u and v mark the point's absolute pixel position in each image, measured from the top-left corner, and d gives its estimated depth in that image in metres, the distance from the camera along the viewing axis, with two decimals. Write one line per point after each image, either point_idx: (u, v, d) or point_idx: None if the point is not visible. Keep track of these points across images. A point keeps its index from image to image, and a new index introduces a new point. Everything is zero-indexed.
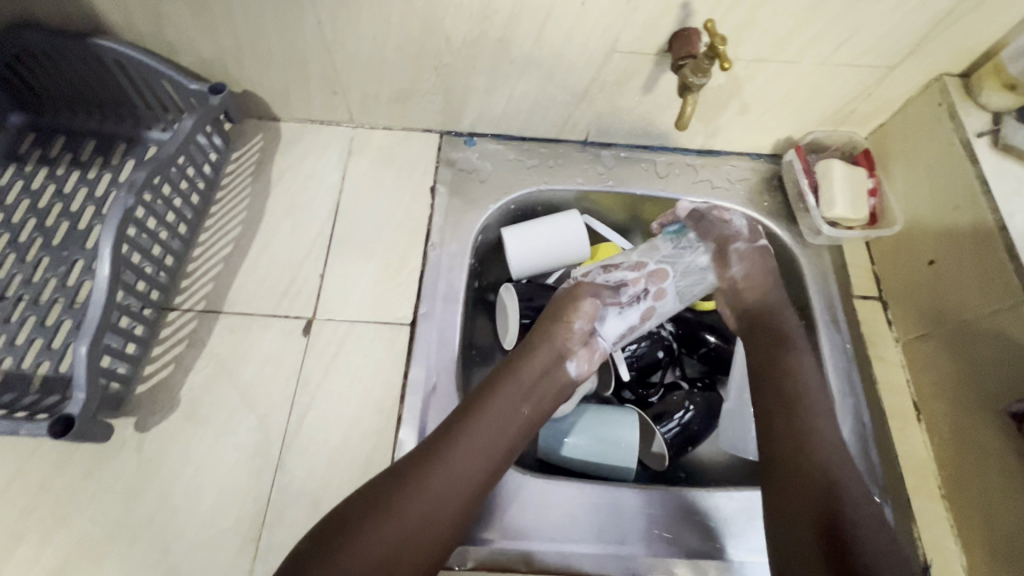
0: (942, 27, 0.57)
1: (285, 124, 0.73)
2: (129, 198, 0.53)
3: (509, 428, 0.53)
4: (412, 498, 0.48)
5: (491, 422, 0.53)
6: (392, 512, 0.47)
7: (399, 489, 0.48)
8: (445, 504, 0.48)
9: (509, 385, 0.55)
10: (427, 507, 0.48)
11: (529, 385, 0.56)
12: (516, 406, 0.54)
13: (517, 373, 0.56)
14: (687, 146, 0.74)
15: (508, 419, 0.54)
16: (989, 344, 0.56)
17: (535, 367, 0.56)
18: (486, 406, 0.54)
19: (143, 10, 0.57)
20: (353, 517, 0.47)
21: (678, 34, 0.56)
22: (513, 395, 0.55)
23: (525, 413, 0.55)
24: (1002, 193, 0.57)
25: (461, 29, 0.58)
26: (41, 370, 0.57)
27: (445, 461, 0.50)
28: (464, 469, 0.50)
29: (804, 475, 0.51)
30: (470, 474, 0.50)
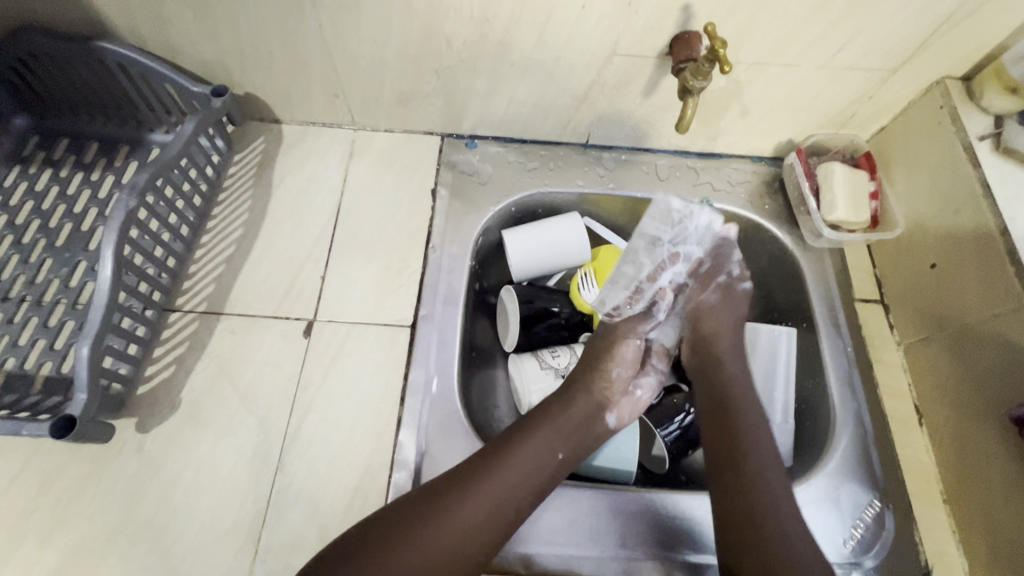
0: (942, 30, 0.57)
1: (287, 126, 0.73)
2: (131, 200, 0.53)
3: (541, 471, 0.53)
4: (436, 530, 0.48)
5: (523, 463, 0.53)
6: (417, 539, 0.47)
7: (425, 517, 0.48)
8: (468, 540, 0.49)
9: (548, 427, 0.56)
10: (451, 541, 0.48)
11: (568, 427, 0.56)
12: (553, 448, 0.55)
13: (561, 412, 0.57)
14: (687, 149, 0.74)
15: (542, 461, 0.54)
16: (991, 348, 0.55)
17: (578, 411, 0.58)
18: (523, 445, 0.54)
19: (147, 13, 0.57)
20: (367, 535, 0.47)
21: (678, 37, 0.56)
22: (551, 434, 0.55)
23: (561, 455, 0.55)
24: (1004, 196, 0.57)
25: (462, 33, 0.58)
26: (44, 371, 0.57)
27: (474, 497, 0.50)
28: (493, 505, 0.50)
29: (745, 499, 0.52)
30: (496, 513, 0.50)
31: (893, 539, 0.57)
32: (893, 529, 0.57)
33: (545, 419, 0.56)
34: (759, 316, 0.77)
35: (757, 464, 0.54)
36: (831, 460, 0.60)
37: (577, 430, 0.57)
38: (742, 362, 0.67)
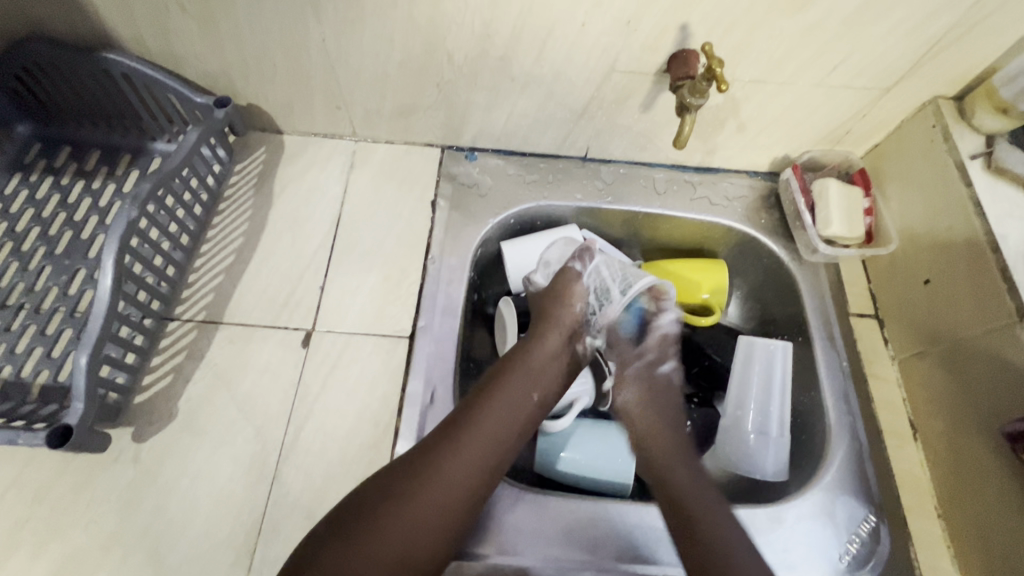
0: (935, 51, 0.58)
1: (288, 136, 0.74)
2: (133, 210, 0.54)
3: (523, 410, 0.55)
4: (432, 486, 0.49)
5: (502, 414, 0.54)
6: (416, 498, 0.48)
7: (418, 476, 0.49)
8: (466, 489, 0.50)
9: (524, 371, 0.57)
10: (450, 492, 0.49)
11: (539, 371, 0.58)
12: (527, 390, 0.56)
13: (530, 356, 0.58)
14: (685, 163, 0.75)
15: (520, 401, 0.55)
16: (984, 364, 0.56)
17: (546, 351, 0.59)
18: (496, 391, 0.55)
19: (152, 25, 0.58)
20: (364, 511, 0.47)
21: (676, 54, 0.57)
22: (529, 380, 0.57)
23: (537, 396, 0.57)
24: (996, 214, 0.58)
25: (463, 48, 0.59)
26: (40, 379, 0.57)
27: (462, 447, 0.51)
28: (482, 453, 0.52)
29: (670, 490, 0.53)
30: (487, 458, 0.52)
31: (888, 553, 0.57)
32: (888, 544, 0.57)
33: (518, 362, 0.58)
34: (755, 329, 0.78)
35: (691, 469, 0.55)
36: (827, 474, 0.60)
37: (550, 371, 0.59)
38: (741, 374, 0.66)
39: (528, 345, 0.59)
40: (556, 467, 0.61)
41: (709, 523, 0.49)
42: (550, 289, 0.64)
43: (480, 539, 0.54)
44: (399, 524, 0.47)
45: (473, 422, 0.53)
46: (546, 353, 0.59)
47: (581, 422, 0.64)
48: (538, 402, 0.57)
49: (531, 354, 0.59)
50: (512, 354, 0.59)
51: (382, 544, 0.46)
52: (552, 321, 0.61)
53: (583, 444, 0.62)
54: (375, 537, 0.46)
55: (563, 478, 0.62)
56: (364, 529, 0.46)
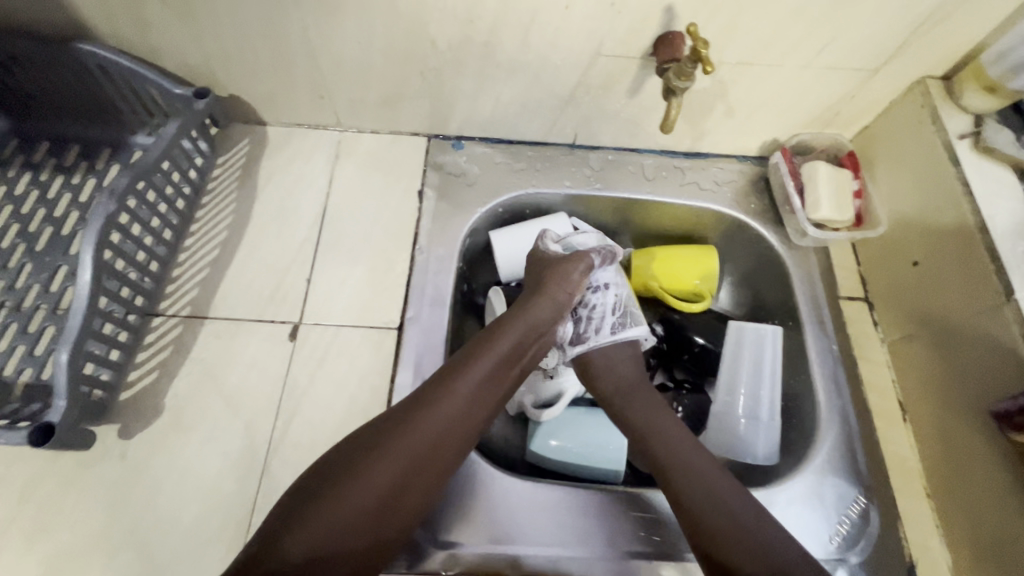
0: (924, 30, 0.57)
1: (271, 128, 0.73)
2: (111, 204, 0.53)
3: (504, 374, 0.55)
4: (412, 441, 0.49)
5: (482, 379, 0.54)
6: (391, 454, 0.48)
7: (395, 434, 0.49)
8: (442, 450, 0.50)
9: (511, 340, 0.57)
10: (427, 448, 0.49)
11: (523, 339, 0.57)
12: (511, 360, 0.56)
13: (517, 327, 0.57)
14: (674, 149, 0.75)
15: (503, 370, 0.55)
16: (973, 344, 0.56)
17: (532, 323, 0.58)
18: (483, 358, 0.55)
19: (126, 15, 0.57)
20: (346, 465, 0.47)
21: (662, 37, 0.57)
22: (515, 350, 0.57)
23: (518, 369, 0.57)
24: (984, 194, 0.58)
25: (447, 33, 0.58)
26: (24, 378, 0.56)
27: (443, 407, 0.51)
28: (461, 416, 0.52)
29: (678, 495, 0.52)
30: (465, 422, 0.52)
31: (878, 534, 0.57)
32: (878, 525, 0.58)
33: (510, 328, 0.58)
34: (746, 315, 0.78)
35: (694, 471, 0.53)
36: (817, 458, 0.60)
37: (536, 343, 0.59)
38: (732, 360, 0.66)
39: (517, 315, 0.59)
40: (547, 456, 0.61)
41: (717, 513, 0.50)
42: (548, 268, 0.62)
43: (469, 528, 0.54)
44: (375, 482, 0.46)
45: (454, 385, 0.52)
46: (533, 327, 0.58)
47: (573, 409, 0.64)
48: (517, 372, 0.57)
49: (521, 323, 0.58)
50: (503, 320, 0.58)
51: (358, 495, 0.46)
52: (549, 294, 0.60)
53: (573, 433, 0.61)
54: (353, 488, 0.46)
55: (555, 466, 0.61)
56: (346, 480, 0.46)
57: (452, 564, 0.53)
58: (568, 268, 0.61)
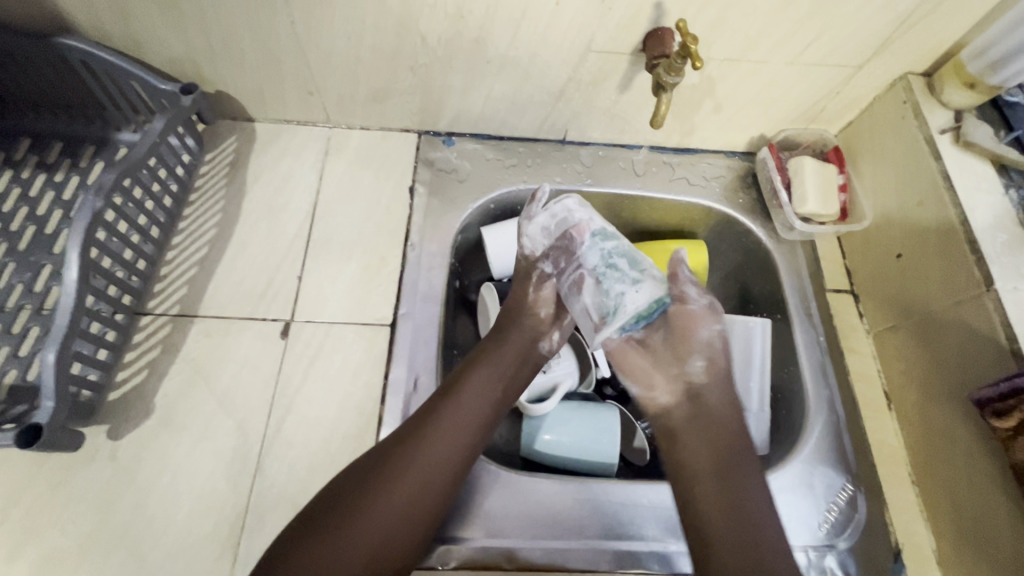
0: (904, 27, 0.58)
1: (260, 124, 0.72)
2: (97, 201, 0.52)
3: (490, 397, 0.55)
4: (392, 487, 0.48)
5: (466, 405, 0.54)
6: (379, 494, 0.48)
7: (380, 474, 0.49)
8: (430, 479, 0.50)
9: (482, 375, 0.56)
10: (410, 493, 0.49)
11: (504, 366, 0.58)
12: (491, 386, 0.56)
13: (492, 356, 0.58)
14: (663, 144, 0.75)
15: (483, 400, 0.55)
16: (954, 333, 0.57)
17: (510, 348, 0.59)
18: (454, 395, 0.54)
19: (109, 8, 0.56)
20: (328, 514, 0.47)
21: (652, 33, 0.57)
22: (487, 382, 0.56)
23: (492, 397, 0.56)
24: (965, 187, 0.59)
25: (437, 29, 0.58)
26: (8, 379, 0.55)
27: (415, 449, 0.50)
28: (437, 458, 0.51)
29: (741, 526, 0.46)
30: (443, 459, 0.51)
31: (866, 520, 0.59)
32: (865, 511, 0.59)
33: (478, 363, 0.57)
34: (735, 308, 0.79)
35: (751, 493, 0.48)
36: (805, 446, 0.61)
37: (514, 370, 0.58)
38: None
39: (482, 354, 0.58)
40: (540, 450, 0.62)
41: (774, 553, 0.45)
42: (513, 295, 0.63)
43: (468, 523, 0.54)
44: (366, 521, 0.46)
45: (439, 416, 0.52)
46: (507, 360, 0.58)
47: (570, 404, 0.64)
48: (494, 401, 0.56)
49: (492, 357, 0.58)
50: (474, 355, 0.58)
51: (348, 538, 0.46)
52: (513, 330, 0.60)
53: (570, 425, 0.62)
54: (337, 541, 0.45)
55: (554, 461, 0.62)
56: (330, 530, 0.46)
57: (448, 559, 0.53)
58: (524, 285, 0.63)
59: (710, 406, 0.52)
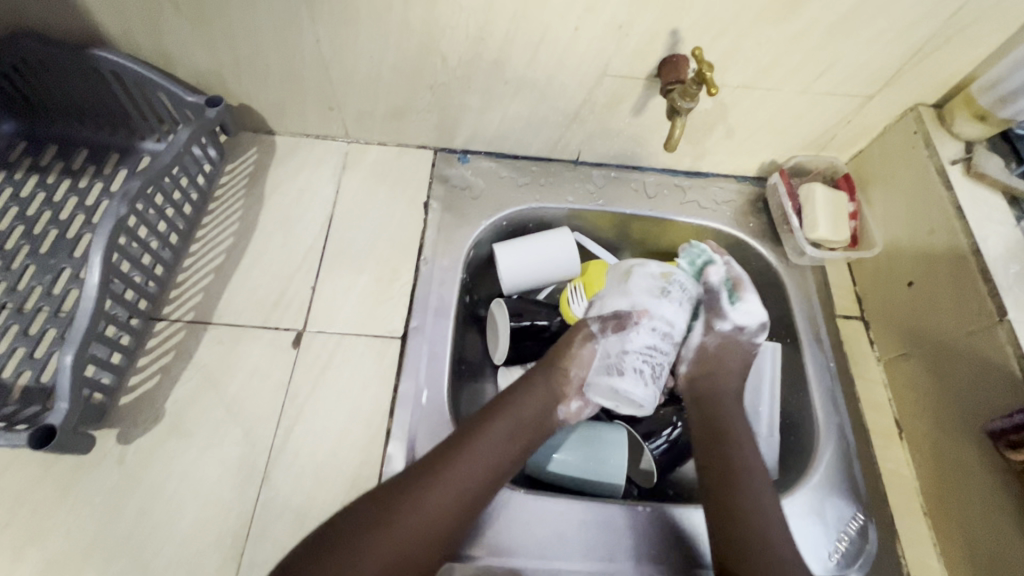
0: (915, 60, 0.59)
1: (280, 137, 0.74)
2: (122, 208, 0.53)
3: (507, 450, 0.54)
4: (412, 515, 0.48)
5: (484, 453, 0.53)
6: (389, 524, 0.47)
7: (394, 504, 0.48)
8: (439, 522, 0.49)
9: (508, 422, 0.56)
10: (422, 528, 0.48)
11: (527, 416, 0.57)
12: (508, 439, 0.55)
13: (518, 405, 0.57)
14: (675, 167, 0.76)
15: (500, 451, 0.54)
16: (967, 363, 0.57)
17: (535, 402, 0.58)
18: (473, 444, 0.53)
19: (142, 22, 0.58)
20: (334, 539, 0.46)
21: (667, 59, 0.58)
22: (508, 432, 0.55)
23: (512, 454, 0.55)
24: (976, 217, 0.59)
25: (458, 50, 0.60)
26: (23, 380, 0.56)
27: (436, 485, 0.50)
28: (451, 500, 0.50)
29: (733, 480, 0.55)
30: (457, 502, 0.50)
31: (876, 552, 0.58)
32: (876, 542, 0.58)
33: (498, 415, 0.56)
34: None
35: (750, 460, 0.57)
36: (816, 473, 0.61)
37: (533, 421, 0.57)
38: None
39: (510, 399, 0.58)
40: (546, 467, 0.61)
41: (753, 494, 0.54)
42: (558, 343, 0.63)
43: (474, 541, 0.54)
44: (374, 552, 0.46)
45: (455, 455, 0.52)
46: (525, 412, 0.57)
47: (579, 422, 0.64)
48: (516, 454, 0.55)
49: (518, 401, 0.58)
50: (498, 400, 0.58)
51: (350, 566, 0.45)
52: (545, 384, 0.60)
53: (576, 444, 0.62)
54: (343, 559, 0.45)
55: (572, 483, 0.62)
56: (343, 550, 0.46)
57: None
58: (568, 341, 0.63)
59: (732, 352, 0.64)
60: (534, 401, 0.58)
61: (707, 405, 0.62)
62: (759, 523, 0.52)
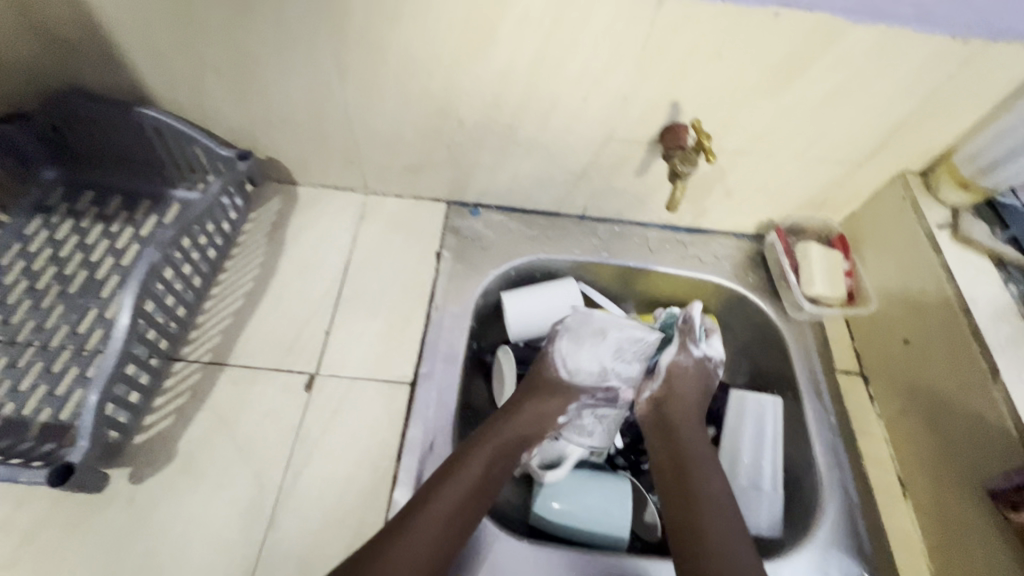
0: (900, 132, 0.64)
1: (302, 188, 0.78)
2: (155, 254, 0.56)
3: (483, 490, 0.55)
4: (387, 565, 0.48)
5: (454, 491, 0.53)
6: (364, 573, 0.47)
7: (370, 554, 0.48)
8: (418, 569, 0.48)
9: (479, 461, 0.57)
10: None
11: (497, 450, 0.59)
12: (476, 477, 0.56)
13: (490, 444, 0.59)
14: (676, 224, 0.80)
15: (475, 490, 0.55)
16: (966, 423, 0.58)
17: (505, 440, 0.60)
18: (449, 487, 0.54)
19: (185, 83, 0.63)
20: None
21: (667, 127, 0.63)
22: (482, 471, 0.56)
23: (484, 493, 0.55)
24: (965, 279, 0.62)
25: (474, 115, 0.65)
26: (41, 417, 0.57)
27: (409, 532, 0.50)
28: (426, 546, 0.50)
29: (690, 498, 0.56)
30: (433, 546, 0.50)
31: None
32: None
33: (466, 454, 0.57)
34: (747, 384, 0.80)
35: (709, 479, 0.58)
36: (820, 530, 0.60)
37: (506, 457, 0.59)
38: (732, 429, 0.69)
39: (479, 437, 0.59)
40: (547, 517, 0.62)
41: (716, 514, 0.55)
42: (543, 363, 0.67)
43: None
44: None
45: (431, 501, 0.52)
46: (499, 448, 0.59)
47: (581, 471, 0.66)
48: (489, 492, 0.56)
49: (481, 451, 0.58)
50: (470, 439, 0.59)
51: None
52: (516, 421, 0.62)
53: (577, 494, 0.63)
54: None
55: (573, 534, 0.61)
56: None
57: None
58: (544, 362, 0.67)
59: (680, 376, 0.66)
60: (506, 439, 0.60)
61: (672, 436, 0.62)
62: (720, 540, 0.53)
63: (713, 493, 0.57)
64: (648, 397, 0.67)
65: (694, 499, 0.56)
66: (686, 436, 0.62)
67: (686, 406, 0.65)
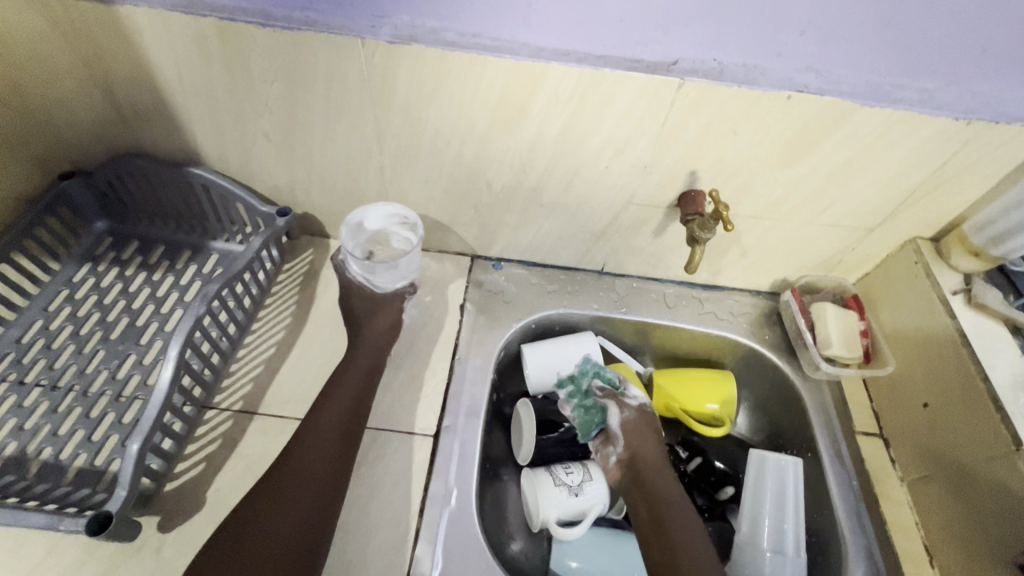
0: (910, 202, 0.66)
1: (334, 241, 0.82)
2: (200, 308, 0.59)
3: (316, 478, 0.57)
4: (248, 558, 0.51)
5: (301, 486, 0.56)
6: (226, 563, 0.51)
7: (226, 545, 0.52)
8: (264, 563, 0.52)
9: (313, 451, 0.59)
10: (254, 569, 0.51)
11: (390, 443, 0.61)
12: (313, 468, 0.58)
13: (314, 431, 0.60)
14: (693, 281, 0.82)
15: (300, 478, 0.57)
16: (992, 493, 0.58)
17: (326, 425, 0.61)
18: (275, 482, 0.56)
19: (236, 147, 0.68)
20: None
21: (685, 194, 0.66)
22: (304, 459, 0.58)
23: (309, 479, 0.57)
24: (981, 345, 0.63)
25: (502, 179, 0.69)
26: (78, 462, 0.59)
27: (261, 529, 0.53)
28: (266, 541, 0.53)
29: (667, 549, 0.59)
30: (289, 540, 0.53)
31: None
32: None
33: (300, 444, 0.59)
34: (765, 442, 0.80)
35: (679, 527, 0.60)
36: None
37: (331, 442, 0.60)
38: (753, 489, 0.67)
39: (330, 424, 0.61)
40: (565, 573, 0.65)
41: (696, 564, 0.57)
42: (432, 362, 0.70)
43: None
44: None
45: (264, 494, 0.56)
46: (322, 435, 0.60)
47: (598, 530, 0.67)
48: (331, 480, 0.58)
49: (317, 441, 0.60)
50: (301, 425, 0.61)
51: None
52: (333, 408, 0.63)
53: (593, 554, 0.65)
54: None
55: None
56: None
57: None
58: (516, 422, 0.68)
59: (642, 425, 0.69)
60: (332, 425, 0.61)
61: (646, 489, 0.64)
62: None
63: (685, 540, 0.59)
64: (615, 462, 0.67)
65: (670, 548, 0.59)
66: (656, 483, 0.65)
67: (652, 455, 0.67)
